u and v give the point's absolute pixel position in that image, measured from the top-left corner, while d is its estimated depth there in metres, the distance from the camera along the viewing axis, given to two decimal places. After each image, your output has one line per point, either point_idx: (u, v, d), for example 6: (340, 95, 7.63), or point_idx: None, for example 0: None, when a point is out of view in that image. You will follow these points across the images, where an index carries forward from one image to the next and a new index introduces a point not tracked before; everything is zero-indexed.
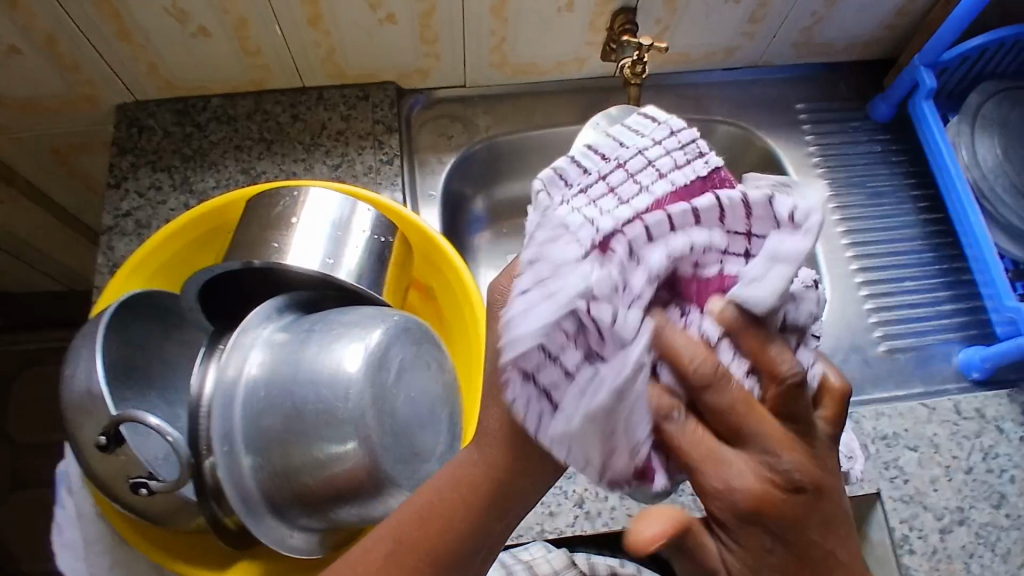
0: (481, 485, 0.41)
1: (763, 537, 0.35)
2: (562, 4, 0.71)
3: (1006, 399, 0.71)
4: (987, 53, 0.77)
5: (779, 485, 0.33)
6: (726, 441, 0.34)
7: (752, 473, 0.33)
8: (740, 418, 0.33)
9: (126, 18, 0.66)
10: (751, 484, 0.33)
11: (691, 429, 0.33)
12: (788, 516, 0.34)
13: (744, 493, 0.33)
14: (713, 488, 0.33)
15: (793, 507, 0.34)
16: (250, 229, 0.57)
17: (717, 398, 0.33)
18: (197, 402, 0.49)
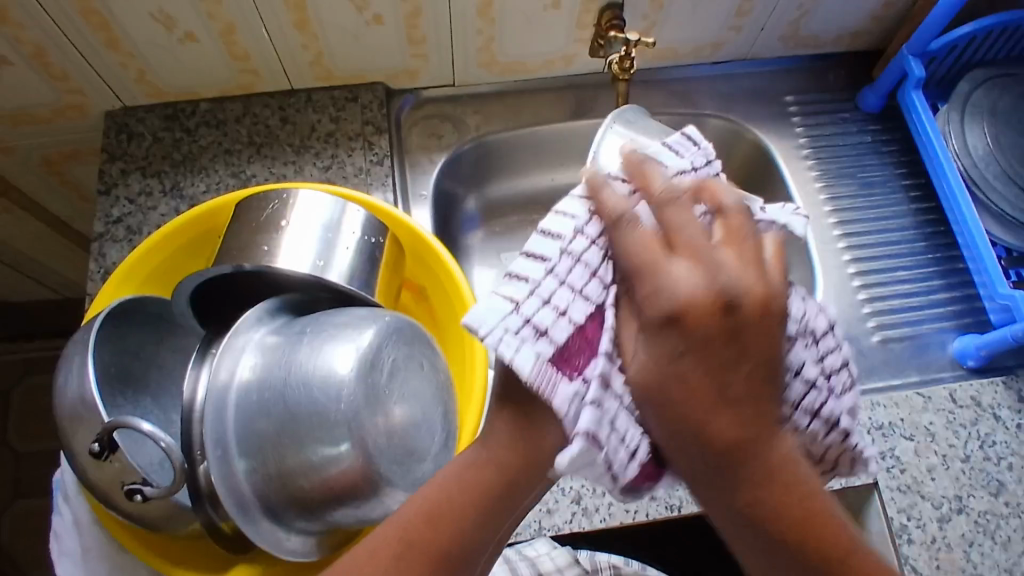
0: (492, 485, 0.41)
1: (678, 339, 0.39)
2: (548, 2, 0.71)
3: (1002, 386, 0.71)
4: (976, 41, 0.77)
5: (710, 295, 0.39)
6: (673, 252, 0.41)
7: (689, 281, 0.39)
8: (694, 233, 0.41)
9: (112, 26, 0.66)
10: (684, 278, 0.39)
11: (646, 235, 0.41)
12: (709, 327, 0.39)
13: (677, 294, 0.39)
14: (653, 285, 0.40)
15: (717, 316, 0.39)
16: (239, 234, 0.57)
17: (676, 216, 0.41)
18: (189, 409, 0.48)
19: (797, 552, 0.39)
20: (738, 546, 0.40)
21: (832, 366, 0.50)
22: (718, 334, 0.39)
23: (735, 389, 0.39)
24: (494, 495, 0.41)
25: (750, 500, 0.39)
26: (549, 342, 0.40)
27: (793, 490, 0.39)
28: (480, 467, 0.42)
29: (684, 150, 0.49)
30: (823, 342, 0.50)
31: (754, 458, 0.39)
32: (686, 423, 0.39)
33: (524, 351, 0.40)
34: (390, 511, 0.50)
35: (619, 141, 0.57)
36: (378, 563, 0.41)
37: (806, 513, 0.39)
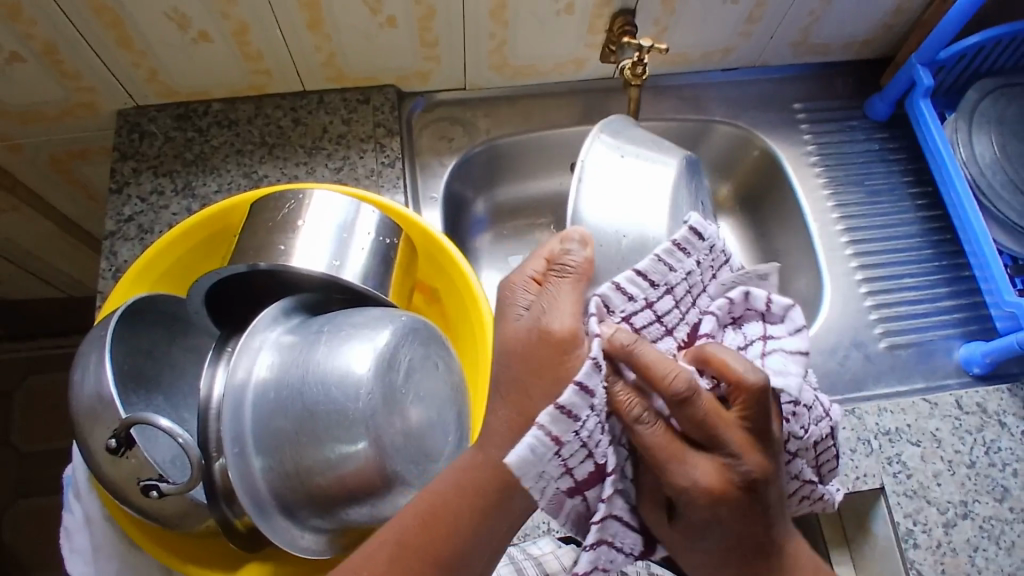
0: (484, 486, 0.42)
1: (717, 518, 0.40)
2: (561, 6, 0.72)
3: (1008, 393, 0.71)
4: (984, 50, 0.78)
5: (739, 486, 0.39)
6: (694, 445, 0.40)
7: (713, 473, 0.39)
8: (713, 423, 0.39)
9: (126, 25, 0.66)
10: (712, 477, 0.39)
11: (659, 434, 0.39)
12: (738, 505, 0.40)
13: (704, 489, 0.39)
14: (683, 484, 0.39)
15: (743, 494, 0.39)
16: (256, 232, 0.57)
17: (695, 411, 0.38)
18: (206, 405, 0.49)
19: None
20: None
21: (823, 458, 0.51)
22: (747, 511, 0.40)
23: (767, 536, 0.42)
24: (487, 497, 0.42)
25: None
26: (570, 479, 0.40)
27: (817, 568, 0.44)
28: (474, 469, 0.43)
29: (690, 248, 0.46)
30: (819, 444, 0.49)
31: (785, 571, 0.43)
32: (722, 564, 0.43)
33: (548, 495, 0.39)
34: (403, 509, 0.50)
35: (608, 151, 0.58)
36: (375, 566, 0.42)
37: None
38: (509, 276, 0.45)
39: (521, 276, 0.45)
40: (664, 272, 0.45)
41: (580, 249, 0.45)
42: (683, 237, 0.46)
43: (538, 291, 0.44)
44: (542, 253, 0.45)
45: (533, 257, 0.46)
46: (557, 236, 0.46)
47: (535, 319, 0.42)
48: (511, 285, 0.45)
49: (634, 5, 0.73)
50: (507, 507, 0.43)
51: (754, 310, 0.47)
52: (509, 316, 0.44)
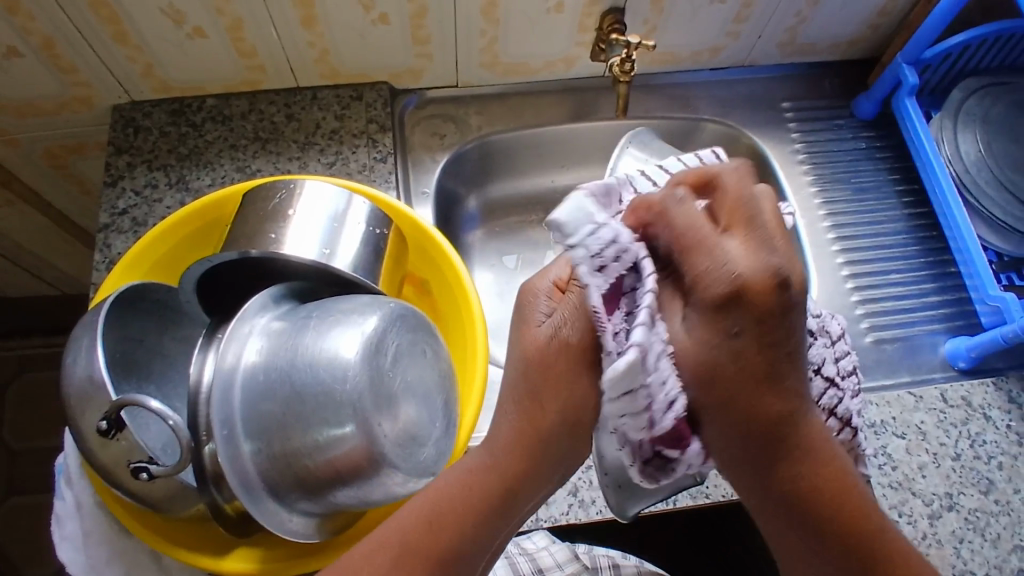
0: (491, 492, 0.44)
1: (746, 321, 0.38)
2: (551, 5, 0.73)
3: (992, 387, 0.72)
4: (968, 50, 0.79)
5: (770, 271, 0.38)
6: (723, 231, 0.40)
7: (749, 254, 0.38)
8: (746, 203, 0.40)
9: (121, 20, 0.67)
10: (740, 254, 0.38)
11: (696, 212, 0.40)
12: (762, 306, 0.38)
13: (737, 270, 0.38)
14: (713, 257, 0.39)
15: (769, 299, 0.38)
16: (247, 222, 0.58)
17: (733, 190, 0.40)
18: (196, 392, 0.50)
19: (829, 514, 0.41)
20: (765, 510, 0.43)
21: (846, 367, 0.54)
22: (768, 317, 0.38)
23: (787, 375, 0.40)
24: (494, 501, 0.44)
25: (791, 480, 0.41)
26: (608, 277, 0.41)
27: (823, 480, 0.41)
28: (479, 474, 0.45)
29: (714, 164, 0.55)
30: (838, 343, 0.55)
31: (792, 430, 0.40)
32: (738, 416, 0.40)
33: (596, 285, 0.41)
34: (390, 493, 0.51)
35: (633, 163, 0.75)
36: (377, 564, 0.43)
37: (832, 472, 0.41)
38: (532, 280, 0.46)
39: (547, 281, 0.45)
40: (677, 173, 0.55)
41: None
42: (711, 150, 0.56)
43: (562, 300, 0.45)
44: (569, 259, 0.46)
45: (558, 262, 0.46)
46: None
47: (557, 329, 0.44)
48: (533, 291, 0.46)
49: (624, 4, 0.74)
50: (510, 514, 0.45)
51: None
52: (529, 323, 0.45)
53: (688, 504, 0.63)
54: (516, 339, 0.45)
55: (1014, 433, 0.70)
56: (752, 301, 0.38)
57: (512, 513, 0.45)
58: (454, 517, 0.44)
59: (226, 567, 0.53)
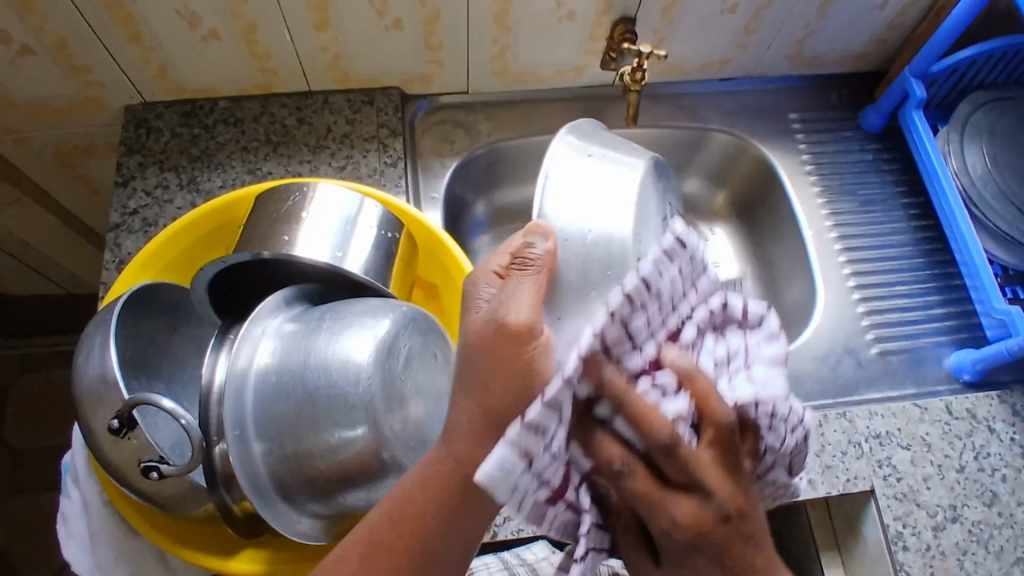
0: (450, 482, 0.44)
1: (702, 560, 0.38)
2: (562, 13, 0.73)
3: (997, 400, 0.72)
4: (976, 65, 0.79)
5: (715, 518, 0.37)
6: (669, 484, 0.38)
7: (693, 508, 0.37)
8: (692, 465, 0.37)
9: (137, 21, 0.67)
10: (691, 513, 0.37)
11: (640, 479, 0.38)
12: (719, 543, 0.37)
13: (682, 527, 0.37)
14: (662, 522, 0.38)
15: (723, 531, 0.37)
16: (261, 223, 0.58)
17: (678, 450, 0.37)
18: (207, 391, 0.50)
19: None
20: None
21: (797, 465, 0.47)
22: (725, 553, 0.38)
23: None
24: (451, 492, 0.44)
25: None
26: (548, 487, 0.39)
27: None
28: (435, 469, 0.44)
29: (676, 255, 0.43)
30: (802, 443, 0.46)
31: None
32: None
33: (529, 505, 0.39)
34: None
35: (577, 153, 0.57)
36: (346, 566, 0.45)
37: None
38: (474, 272, 0.47)
39: (487, 270, 0.46)
40: (655, 276, 0.41)
41: (542, 242, 0.47)
42: (672, 241, 0.43)
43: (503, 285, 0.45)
44: (507, 248, 0.47)
45: (498, 252, 0.48)
46: (522, 231, 0.48)
47: (494, 312, 0.43)
48: (475, 279, 0.46)
49: (634, 14, 0.74)
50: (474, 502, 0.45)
51: (731, 322, 0.45)
52: (473, 311, 0.45)
53: None
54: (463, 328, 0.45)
55: (1018, 446, 0.70)
56: (707, 543, 0.37)
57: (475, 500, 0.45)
58: (418, 518, 0.44)
59: (233, 567, 0.53)
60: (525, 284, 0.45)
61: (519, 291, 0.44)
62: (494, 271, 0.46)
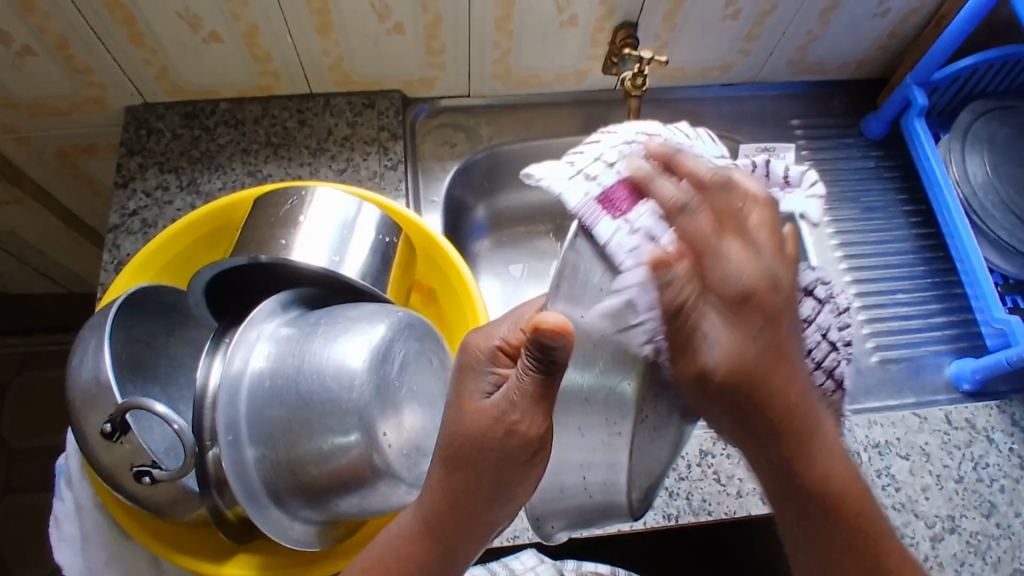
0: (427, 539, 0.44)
1: (757, 321, 0.40)
2: (564, 19, 0.73)
3: (996, 410, 0.72)
4: (978, 73, 0.79)
5: (767, 272, 0.40)
6: (723, 232, 0.41)
7: (749, 259, 0.40)
8: (734, 218, 0.41)
9: (138, 23, 0.67)
10: (748, 265, 0.40)
11: (700, 223, 0.40)
12: (772, 308, 0.40)
13: (744, 273, 0.40)
14: (721, 269, 0.40)
15: (773, 299, 0.40)
16: (257, 228, 0.58)
17: (722, 202, 0.42)
18: (202, 395, 0.50)
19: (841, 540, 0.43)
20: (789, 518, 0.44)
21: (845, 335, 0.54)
22: (772, 334, 0.40)
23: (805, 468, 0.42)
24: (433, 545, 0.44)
25: None
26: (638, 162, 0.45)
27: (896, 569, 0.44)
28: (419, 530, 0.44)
29: None
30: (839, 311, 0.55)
31: (787, 454, 0.42)
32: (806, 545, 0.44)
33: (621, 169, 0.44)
34: (391, 503, 0.51)
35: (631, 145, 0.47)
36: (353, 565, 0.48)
37: (827, 491, 0.43)
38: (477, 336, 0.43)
39: (490, 344, 0.42)
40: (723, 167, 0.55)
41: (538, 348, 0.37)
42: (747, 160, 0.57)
43: (502, 369, 0.42)
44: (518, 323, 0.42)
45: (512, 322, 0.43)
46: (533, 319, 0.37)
47: (503, 416, 0.40)
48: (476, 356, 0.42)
49: (636, 20, 0.74)
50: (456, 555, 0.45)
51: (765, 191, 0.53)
52: (471, 396, 0.42)
53: (689, 521, 0.63)
54: (454, 412, 0.42)
55: (1016, 456, 0.70)
56: (757, 303, 0.40)
57: (457, 554, 0.44)
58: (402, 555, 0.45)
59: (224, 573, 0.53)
60: (523, 402, 0.39)
61: (521, 410, 0.39)
62: (493, 351, 0.42)
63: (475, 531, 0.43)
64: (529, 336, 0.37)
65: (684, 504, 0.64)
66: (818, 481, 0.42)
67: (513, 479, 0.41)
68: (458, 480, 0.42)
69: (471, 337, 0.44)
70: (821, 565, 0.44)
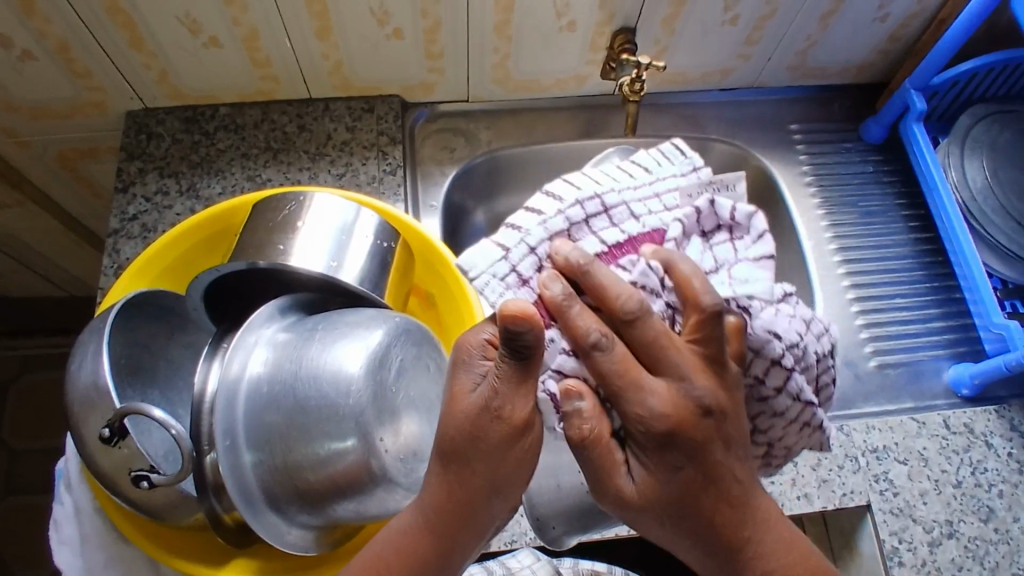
0: (422, 543, 0.44)
1: (680, 454, 0.40)
2: (564, 23, 0.73)
3: (995, 415, 0.72)
4: (976, 77, 0.79)
5: (692, 407, 0.39)
6: (650, 367, 0.40)
7: (670, 397, 0.39)
8: (661, 346, 0.39)
9: (139, 27, 0.67)
10: (667, 403, 0.39)
11: (617, 359, 0.39)
12: (697, 438, 0.40)
13: (664, 413, 0.39)
14: (637, 409, 0.39)
15: (700, 431, 0.40)
16: (257, 233, 0.59)
17: (643, 331, 0.39)
18: (200, 399, 0.50)
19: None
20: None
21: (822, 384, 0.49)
22: (696, 464, 0.40)
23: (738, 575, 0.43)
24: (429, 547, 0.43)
25: None
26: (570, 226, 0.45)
27: None
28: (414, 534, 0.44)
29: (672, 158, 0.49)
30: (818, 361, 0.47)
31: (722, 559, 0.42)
32: None
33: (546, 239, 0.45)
34: (388, 508, 0.51)
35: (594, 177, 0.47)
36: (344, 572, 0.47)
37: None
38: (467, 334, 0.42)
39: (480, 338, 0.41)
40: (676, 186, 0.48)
41: (512, 335, 0.37)
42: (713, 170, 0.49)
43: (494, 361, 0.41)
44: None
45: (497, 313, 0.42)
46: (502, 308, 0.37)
47: (490, 403, 0.40)
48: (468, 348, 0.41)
49: (636, 24, 0.74)
50: (451, 560, 0.44)
51: (717, 223, 0.46)
52: (461, 388, 0.41)
53: None
54: (445, 405, 0.41)
55: (1015, 461, 0.69)
56: (681, 440, 0.39)
57: (455, 557, 0.44)
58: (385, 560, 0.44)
59: None
60: (507, 388, 0.39)
61: (506, 397, 0.40)
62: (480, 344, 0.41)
63: (475, 532, 0.43)
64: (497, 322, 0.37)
65: None
66: None
67: (508, 475, 0.41)
68: (455, 479, 0.42)
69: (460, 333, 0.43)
70: None
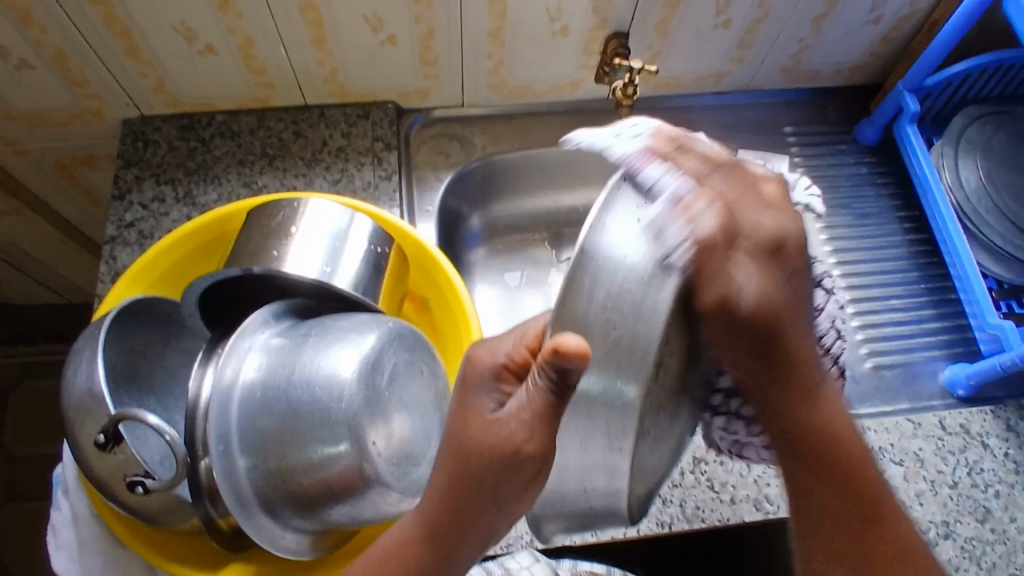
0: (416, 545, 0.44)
1: (786, 267, 0.41)
2: (557, 29, 0.74)
3: (990, 415, 0.72)
4: (970, 79, 0.79)
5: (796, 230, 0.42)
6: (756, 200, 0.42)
7: (781, 216, 0.42)
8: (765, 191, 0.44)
9: (135, 36, 0.68)
10: (778, 220, 0.42)
11: (730, 183, 0.42)
12: (798, 262, 0.42)
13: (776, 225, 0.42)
14: (755, 219, 0.41)
15: (799, 254, 0.42)
16: (251, 238, 0.59)
17: (746, 171, 0.44)
18: (194, 405, 0.49)
19: (835, 500, 0.45)
20: (796, 485, 0.45)
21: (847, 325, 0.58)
22: (794, 280, 0.42)
23: (802, 411, 0.43)
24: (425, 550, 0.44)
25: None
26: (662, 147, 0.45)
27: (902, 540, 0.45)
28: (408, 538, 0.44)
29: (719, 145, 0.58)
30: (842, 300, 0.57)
31: (790, 402, 0.43)
32: (812, 503, 0.45)
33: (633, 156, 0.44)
34: (382, 511, 0.52)
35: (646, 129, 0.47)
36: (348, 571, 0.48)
37: (826, 444, 0.44)
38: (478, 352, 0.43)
39: (495, 361, 0.42)
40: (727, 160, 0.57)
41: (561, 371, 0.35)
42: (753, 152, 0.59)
43: (508, 388, 0.42)
44: (524, 340, 0.42)
45: (515, 337, 0.43)
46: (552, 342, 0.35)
47: (510, 432, 0.39)
48: (480, 373, 0.42)
49: (629, 29, 0.75)
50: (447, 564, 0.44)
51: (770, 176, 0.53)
52: (476, 410, 0.41)
53: (683, 528, 0.63)
54: (457, 426, 0.41)
55: (1012, 461, 0.69)
56: (788, 253, 0.42)
57: (453, 560, 0.44)
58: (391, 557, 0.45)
59: None
60: (535, 420, 0.39)
61: (533, 428, 0.39)
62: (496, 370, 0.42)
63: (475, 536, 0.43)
64: (547, 355, 0.35)
65: (678, 511, 0.64)
66: (820, 429, 0.44)
67: (512, 492, 0.41)
68: (451, 487, 0.41)
69: (475, 353, 0.43)
70: (822, 528, 0.45)
